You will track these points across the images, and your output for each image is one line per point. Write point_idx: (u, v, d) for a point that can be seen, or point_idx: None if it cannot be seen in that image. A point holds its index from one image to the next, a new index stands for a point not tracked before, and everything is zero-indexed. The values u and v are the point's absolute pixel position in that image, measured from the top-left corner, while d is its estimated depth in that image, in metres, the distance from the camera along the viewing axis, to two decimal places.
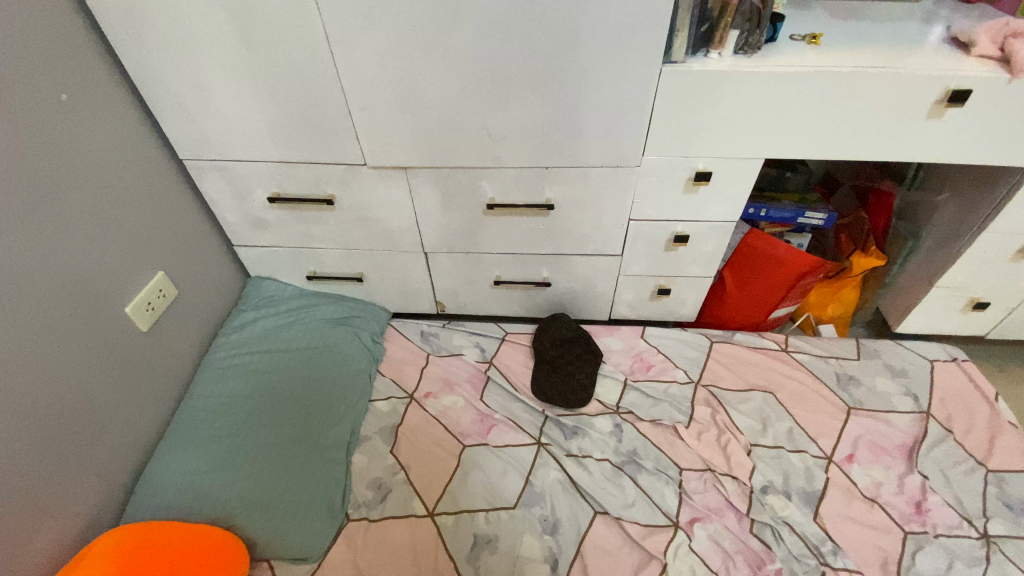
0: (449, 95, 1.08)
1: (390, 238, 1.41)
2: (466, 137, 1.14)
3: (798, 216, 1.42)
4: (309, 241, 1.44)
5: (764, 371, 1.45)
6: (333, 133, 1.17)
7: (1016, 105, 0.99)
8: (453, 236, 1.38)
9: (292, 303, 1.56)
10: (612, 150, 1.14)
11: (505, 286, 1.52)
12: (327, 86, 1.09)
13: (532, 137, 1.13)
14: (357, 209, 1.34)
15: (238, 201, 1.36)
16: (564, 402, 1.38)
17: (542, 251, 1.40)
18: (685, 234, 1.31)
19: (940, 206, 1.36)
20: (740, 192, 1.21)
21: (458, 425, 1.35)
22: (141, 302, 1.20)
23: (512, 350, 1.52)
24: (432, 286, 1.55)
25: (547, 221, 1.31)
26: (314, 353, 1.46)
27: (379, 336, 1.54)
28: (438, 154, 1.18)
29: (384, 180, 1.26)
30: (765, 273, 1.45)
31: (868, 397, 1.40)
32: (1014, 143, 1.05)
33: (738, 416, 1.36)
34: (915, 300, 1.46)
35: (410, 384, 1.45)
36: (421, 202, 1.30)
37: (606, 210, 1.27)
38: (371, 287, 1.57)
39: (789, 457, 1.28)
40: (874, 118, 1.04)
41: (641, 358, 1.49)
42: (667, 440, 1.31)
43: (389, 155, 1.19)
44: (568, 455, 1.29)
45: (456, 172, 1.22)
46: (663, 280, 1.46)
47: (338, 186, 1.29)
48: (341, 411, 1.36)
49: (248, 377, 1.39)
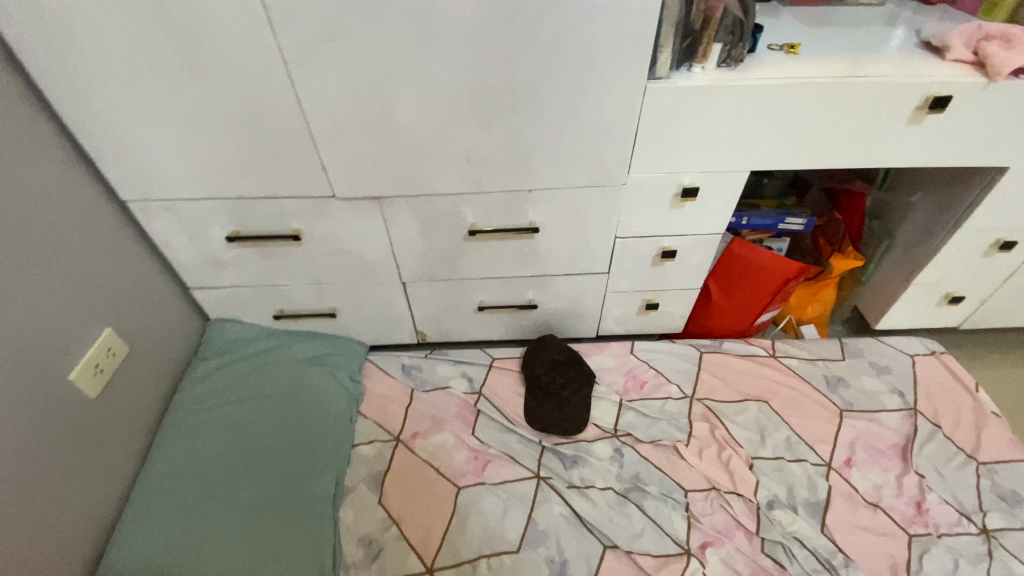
0: (424, 120, 1.01)
1: (364, 270, 1.32)
2: (443, 163, 1.07)
3: (778, 223, 1.42)
4: (276, 278, 1.33)
5: (756, 380, 1.44)
6: (298, 164, 1.08)
7: (989, 109, 1.01)
8: (432, 264, 1.30)
9: (259, 345, 1.44)
10: (598, 169, 1.10)
11: (489, 311, 1.45)
12: (290, 114, 1.00)
13: (515, 160, 1.07)
14: (328, 242, 1.24)
15: (193, 241, 1.24)
16: (560, 430, 1.33)
17: (527, 274, 1.34)
18: (672, 249, 1.28)
19: (914, 207, 1.40)
20: (727, 204, 1.19)
21: (452, 464, 1.28)
22: (87, 364, 1.08)
23: (501, 377, 1.45)
24: (412, 315, 1.46)
25: (531, 243, 1.26)
26: (289, 400, 1.36)
27: (357, 373, 1.45)
28: (414, 182, 1.11)
29: (356, 211, 1.17)
30: (749, 281, 1.44)
31: (858, 398, 1.41)
32: (987, 144, 1.07)
33: (736, 429, 1.34)
34: (893, 298, 1.49)
35: (397, 423, 1.36)
36: (397, 231, 1.22)
37: (592, 229, 1.23)
38: (346, 321, 1.47)
39: (790, 468, 1.27)
40: (857, 125, 1.04)
41: (634, 376, 1.45)
42: (669, 461, 1.28)
43: (362, 184, 1.11)
44: (570, 486, 1.24)
45: (434, 199, 1.15)
46: (651, 294, 1.43)
47: (306, 220, 1.19)
48: (323, 462, 1.26)
49: (216, 434, 1.28)
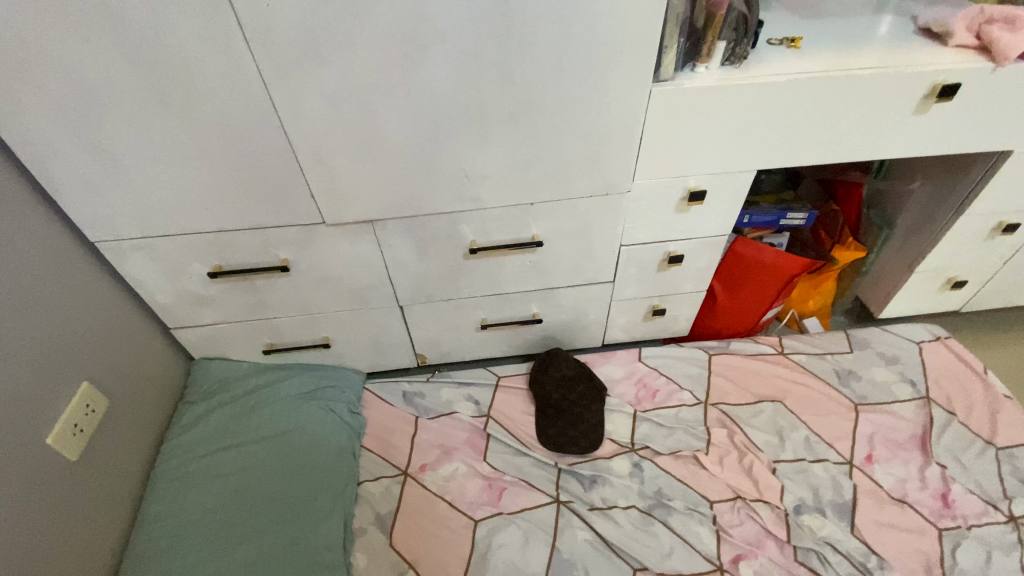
0: (419, 138, 0.94)
1: (359, 296, 1.24)
2: (441, 181, 1.01)
3: (780, 219, 1.39)
4: (264, 311, 1.25)
5: (768, 380, 1.41)
6: (284, 192, 1.01)
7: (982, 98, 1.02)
8: (430, 285, 1.23)
9: (249, 383, 1.36)
10: (601, 177, 1.05)
11: (492, 328, 1.39)
12: (272, 139, 0.92)
13: (516, 174, 1.02)
14: (319, 270, 1.16)
15: (171, 280, 1.15)
16: (576, 448, 1.28)
17: (529, 288, 1.29)
18: (678, 254, 1.24)
19: (912, 194, 1.39)
20: (733, 205, 1.16)
21: (467, 496, 1.22)
22: (64, 425, 0.99)
23: (509, 397, 1.39)
24: (410, 339, 1.39)
25: (534, 257, 1.20)
26: (286, 440, 1.28)
27: (356, 405, 1.37)
28: (410, 203, 1.04)
29: (349, 237, 1.10)
30: (754, 279, 1.41)
31: (870, 390, 1.39)
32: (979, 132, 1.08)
33: (754, 433, 1.31)
34: (897, 287, 1.48)
35: (404, 455, 1.29)
36: (392, 254, 1.15)
37: (597, 239, 1.18)
38: (341, 350, 1.39)
39: (813, 469, 1.25)
40: (862, 118, 1.02)
41: (645, 385, 1.41)
42: (690, 472, 1.24)
43: (354, 208, 1.04)
44: (593, 508, 1.19)
45: (432, 220, 1.08)
46: (656, 299, 1.39)
47: (294, 249, 1.11)
48: (328, 505, 1.19)
49: (211, 486, 1.20)
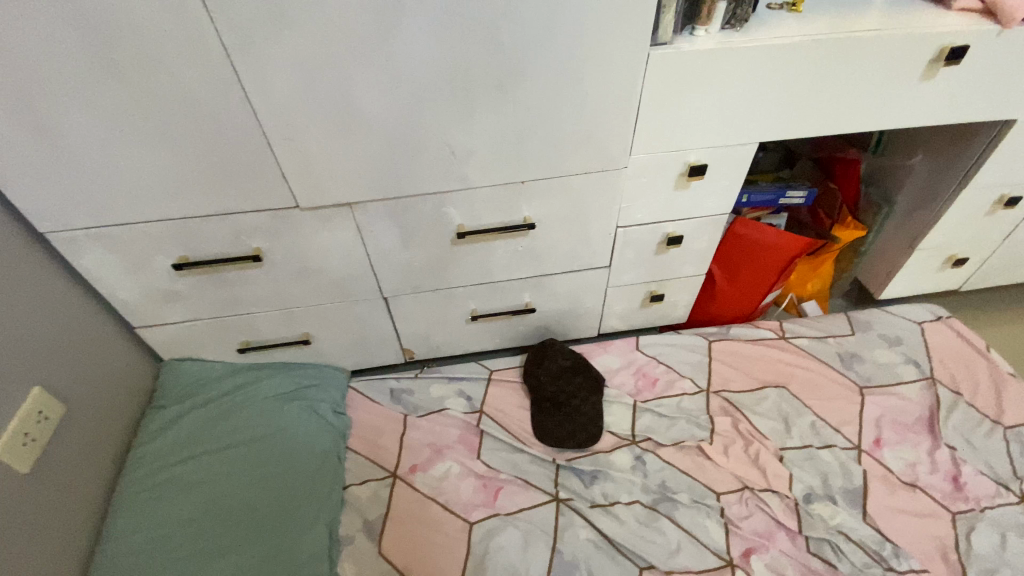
0: (399, 113, 0.87)
1: (339, 289, 1.16)
2: (426, 159, 0.94)
3: (779, 197, 1.33)
4: (237, 307, 1.16)
5: (771, 365, 1.36)
6: (253, 174, 0.92)
7: (985, 65, 0.99)
8: (416, 275, 1.16)
9: (224, 385, 1.27)
10: (596, 153, 0.99)
11: (483, 320, 1.32)
12: (236, 114, 0.84)
13: (506, 150, 0.95)
14: (296, 261, 1.08)
15: (134, 275, 1.06)
16: (575, 443, 1.22)
17: (522, 276, 1.22)
18: (677, 235, 1.18)
19: (912, 169, 1.35)
20: (733, 181, 1.10)
21: (461, 496, 1.15)
22: (14, 434, 0.90)
23: (502, 391, 1.33)
24: (396, 333, 1.32)
25: (526, 242, 1.13)
26: (265, 445, 1.20)
27: (341, 405, 1.30)
28: (392, 185, 0.97)
29: (327, 224, 1.02)
30: (754, 262, 1.36)
31: (874, 372, 1.35)
32: (984, 98, 1.04)
33: (759, 420, 1.26)
34: (898, 266, 1.45)
35: (393, 457, 1.21)
36: (374, 241, 1.07)
37: (593, 220, 1.11)
38: (322, 347, 1.31)
39: (821, 455, 1.20)
40: (867, 84, 0.97)
41: (644, 374, 1.35)
42: (695, 464, 1.19)
43: (331, 191, 0.96)
44: (595, 506, 1.13)
45: (416, 202, 1.01)
46: (655, 285, 1.33)
47: (268, 237, 1.03)
48: (313, 512, 1.11)
49: (184, 496, 1.11)
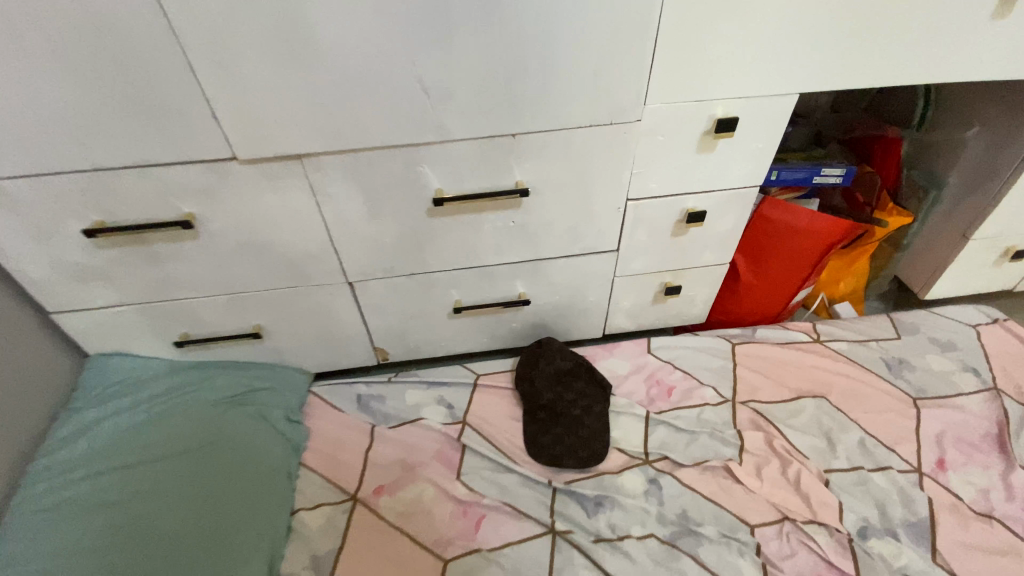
0: (356, 35, 0.69)
1: (294, 270, 0.97)
2: (392, 100, 0.75)
3: (813, 176, 1.15)
4: (172, 290, 0.97)
5: (806, 371, 1.16)
6: (176, 112, 0.74)
7: None
8: (387, 254, 0.96)
9: (160, 386, 1.08)
10: (604, 98, 0.80)
11: (468, 313, 1.12)
12: (148, 29, 0.66)
13: (492, 92, 0.77)
14: (240, 232, 0.89)
15: (39, 244, 0.87)
16: (575, 461, 1.01)
17: (513, 260, 1.03)
18: (698, 211, 0.99)
19: (967, 145, 1.17)
20: (766, 143, 0.91)
21: (437, 526, 0.94)
22: None
23: (490, 399, 1.12)
24: (366, 329, 1.12)
25: (519, 216, 0.94)
26: (200, 459, 1.00)
27: (296, 412, 1.09)
28: (352, 134, 0.78)
29: (273, 184, 0.83)
30: (785, 250, 1.16)
31: (928, 381, 1.15)
32: None
33: (797, 436, 1.05)
34: (948, 259, 1.27)
35: (356, 476, 1.01)
36: (333, 209, 0.88)
37: (600, 189, 0.93)
38: (278, 343, 1.11)
39: (873, 480, 1.00)
40: (932, 19, 0.80)
41: (657, 381, 1.15)
42: (722, 489, 0.98)
43: (276, 138, 0.77)
44: (601, 540, 0.92)
45: (383, 157, 0.82)
46: (670, 275, 1.14)
47: (204, 200, 0.84)
48: (250, 543, 0.91)
49: (92, 520, 0.92)
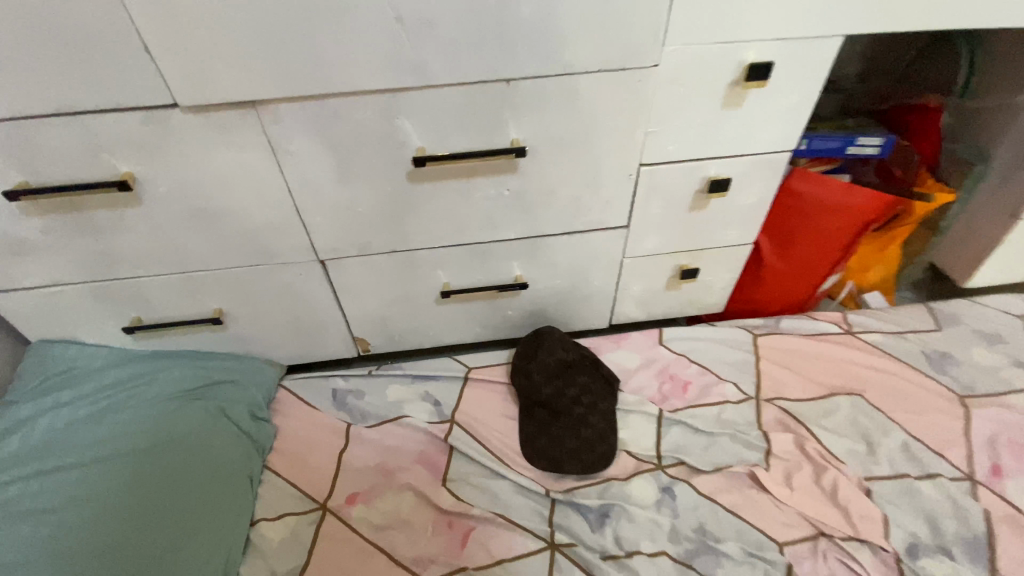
0: None
1: (257, 244, 0.84)
2: (360, 31, 0.63)
3: (847, 146, 1.02)
4: (118, 267, 0.85)
5: (838, 366, 1.03)
6: (98, 44, 0.61)
7: None
8: (363, 226, 0.84)
9: (109, 378, 0.95)
10: (615, 33, 0.67)
11: (458, 298, 0.99)
12: None
13: (481, 25, 0.64)
14: (190, 197, 0.77)
15: None
16: (578, 466, 0.88)
17: (508, 236, 0.90)
18: (721, 179, 0.87)
19: (1019, 111, 1.04)
20: (802, 99, 0.79)
21: (418, 540, 0.81)
22: None
23: (482, 395, 0.99)
24: (342, 315, 0.99)
25: (515, 183, 0.82)
26: (150, 461, 0.87)
27: (262, 409, 0.97)
28: (315, 75, 0.66)
29: (225, 138, 0.71)
30: (816, 230, 1.02)
31: (976, 377, 1.02)
32: None
33: (831, 439, 0.92)
34: (996, 241, 1.14)
35: (327, 482, 0.88)
36: (297, 170, 0.75)
37: (608, 151, 0.80)
38: (243, 330, 0.98)
39: (920, 489, 0.87)
40: None
41: (670, 376, 1.02)
42: (745, 500, 0.85)
43: (223, 79, 0.65)
44: (607, 559, 0.79)
45: (352, 105, 0.69)
46: (685, 257, 1.01)
47: (144, 156, 0.72)
48: (199, 559, 0.79)
49: (15, 530, 0.80)
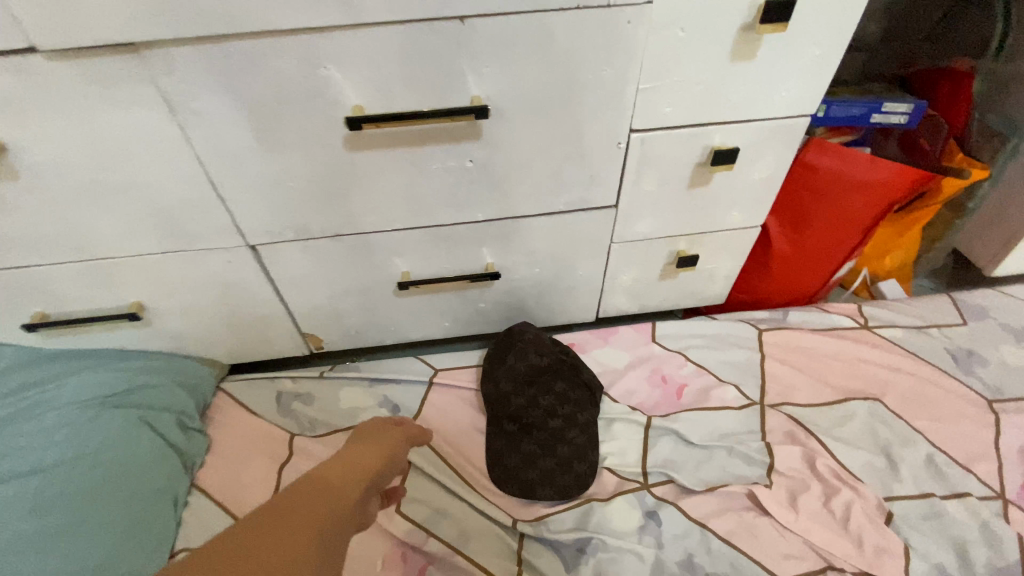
0: None
1: (174, 227, 0.70)
2: None
3: (872, 113, 0.87)
4: (6, 255, 0.70)
5: (852, 366, 0.91)
6: None
7: None
8: (299, 205, 0.70)
9: (10, 383, 0.82)
10: None
11: (421, 290, 0.86)
12: None
13: None
14: (79, 169, 0.62)
15: None
16: (553, 489, 0.77)
17: (475, 218, 0.76)
18: (727, 150, 0.73)
19: None
20: (828, 49, 0.65)
21: None
22: None
23: (446, 402, 0.87)
24: (287, 308, 0.86)
25: (479, 152, 0.68)
26: (51, 480, 0.74)
27: (194, 418, 0.85)
28: (209, 8, 0.51)
29: (109, 94, 0.56)
30: (833, 210, 0.89)
31: (1008, 378, 0.90)
32: None
33: (844, 453, 0.81)
34: None
35: None
36: (209, 135, 0.61)
37: (592, 113, 0.66)
38: (172, 326, 0.84)
39: (944, 512, 0.75)
40: None
41: (663, 378, 0.90)
42: (742, 526, 0.74)
43: (88, 13, 0.50)
44: None
45: (266, 50, 0.54)
46: (684, 242, 0.88)
47: (9, 118, 0.57)
48: None
49: None
